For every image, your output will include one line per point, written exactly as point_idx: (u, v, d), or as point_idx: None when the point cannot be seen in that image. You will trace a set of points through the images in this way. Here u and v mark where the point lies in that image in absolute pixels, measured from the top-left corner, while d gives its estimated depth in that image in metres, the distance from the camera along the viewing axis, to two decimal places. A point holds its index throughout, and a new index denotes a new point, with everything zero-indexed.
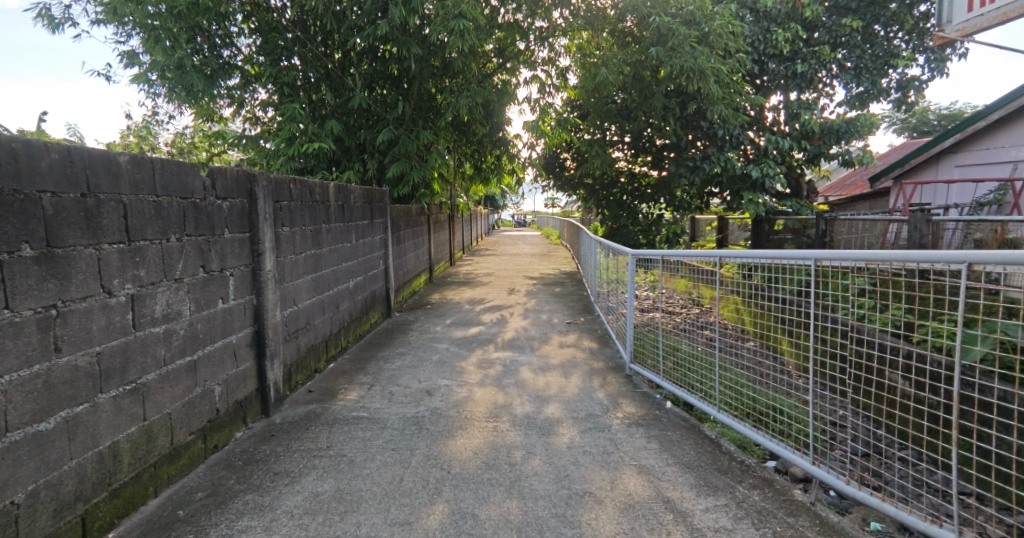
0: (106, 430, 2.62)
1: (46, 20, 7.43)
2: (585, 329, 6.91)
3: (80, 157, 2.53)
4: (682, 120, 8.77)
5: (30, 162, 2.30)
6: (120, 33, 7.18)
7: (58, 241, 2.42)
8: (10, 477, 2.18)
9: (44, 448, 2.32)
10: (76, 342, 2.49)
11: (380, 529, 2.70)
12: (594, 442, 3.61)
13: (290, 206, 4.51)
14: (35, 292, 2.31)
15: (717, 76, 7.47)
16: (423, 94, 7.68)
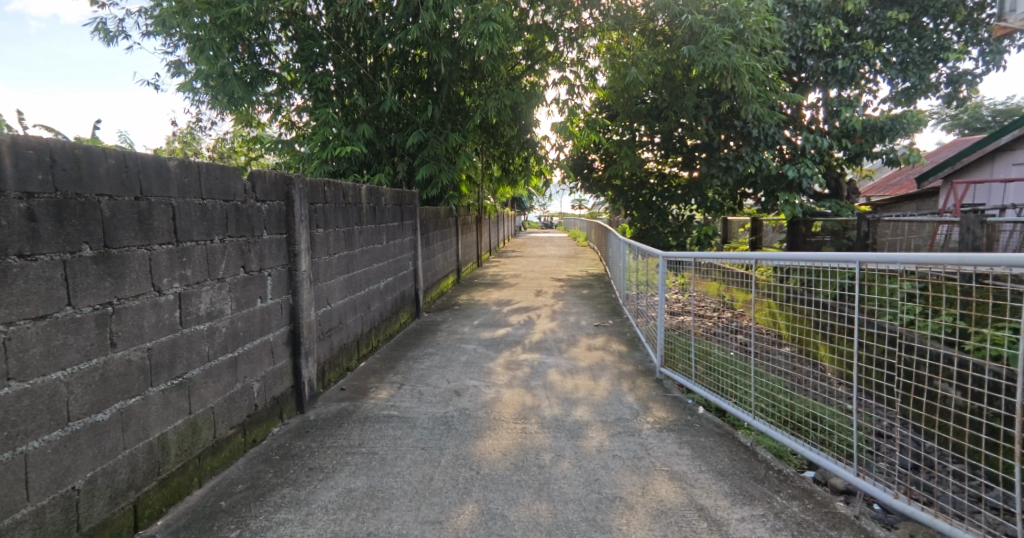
0: (156, 422, 2.70)
1: (102, 33, 7.79)
2: (614, 331, 6.85)
3: (134, 161, 2.61)
4: (715, 119, 8.60)
5: (90, 166, 2.38)
6: (168, 43, 7.45)
7: (115, 242, 2.50)
8: (71, 464, 2.26)
9: (101, 438, 2.40)
10: (130, 338, 2.56)
11: (412, 527, 2.71)
12: (624, 446, 3.56)
13: (325, 208, 4.58)
14: (94, 290, 2.39)
15: (752, 74, 7.33)
16: (452, 97, 7.72)
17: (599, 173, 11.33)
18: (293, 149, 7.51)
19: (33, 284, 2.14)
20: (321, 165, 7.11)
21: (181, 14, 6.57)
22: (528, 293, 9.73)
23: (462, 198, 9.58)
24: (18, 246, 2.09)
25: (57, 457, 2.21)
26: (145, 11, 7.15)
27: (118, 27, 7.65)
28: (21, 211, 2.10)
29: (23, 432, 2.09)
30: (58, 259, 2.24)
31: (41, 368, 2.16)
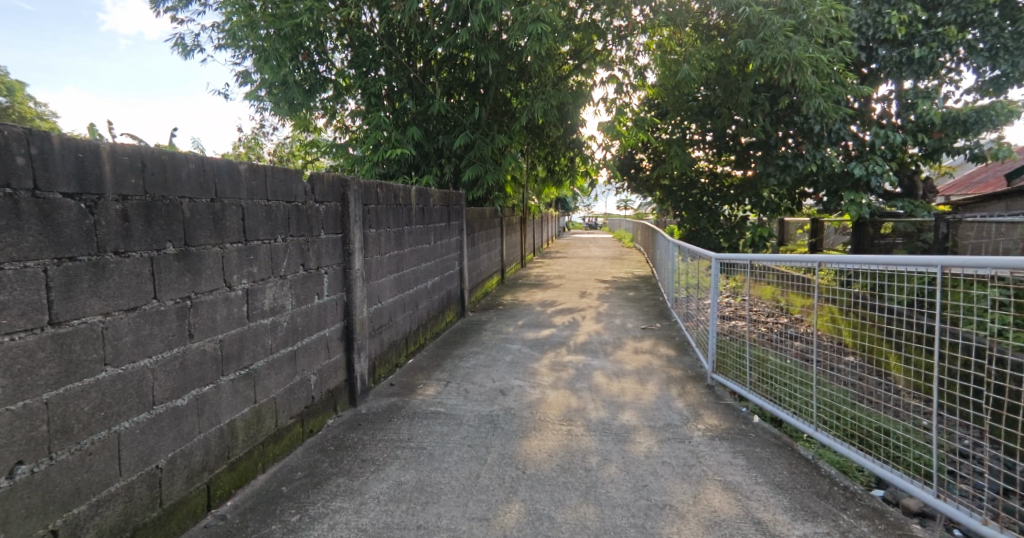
0: (226, 410, 2.82)
1: (181, 48, 8.36)
2: (662, 335, 6.67)
3: (210, 165, 2.70)
4: (772, 115, 8.25)
5: (173, 170, 2.49)
6: (237, 55, 7.90)
7: (194, 240, 2.60)
8: (155, 444, 2.39)
9: (180, 422, 2.52)
10: (205, 329, 2.68)
11: (460, 523, 2.69)
12: (673, 453, 3.44)
13: (378, 209, 4.65)
14: (176, 284, 2.50)
15: (815, 68, 6.99)
16: (499, 99, 7.76)
17: (647, 173, 11.12)
18: (346, 152, 7.71)
19: (126, 278, 2.25)
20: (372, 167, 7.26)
21: (248, 27, 6.95)
22: (572, 294, 9.63)
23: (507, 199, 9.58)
24: (114, 244, 2.20)
25: (144, 437, 2.34)
26: (218, 26, 7.72)
27: (195, 42, 8.26)
28: (117, 213, 2.21)
29: (117, 413, 2.21)
30: (147, 255, 2.34)
31: (132, 354, 2.28)
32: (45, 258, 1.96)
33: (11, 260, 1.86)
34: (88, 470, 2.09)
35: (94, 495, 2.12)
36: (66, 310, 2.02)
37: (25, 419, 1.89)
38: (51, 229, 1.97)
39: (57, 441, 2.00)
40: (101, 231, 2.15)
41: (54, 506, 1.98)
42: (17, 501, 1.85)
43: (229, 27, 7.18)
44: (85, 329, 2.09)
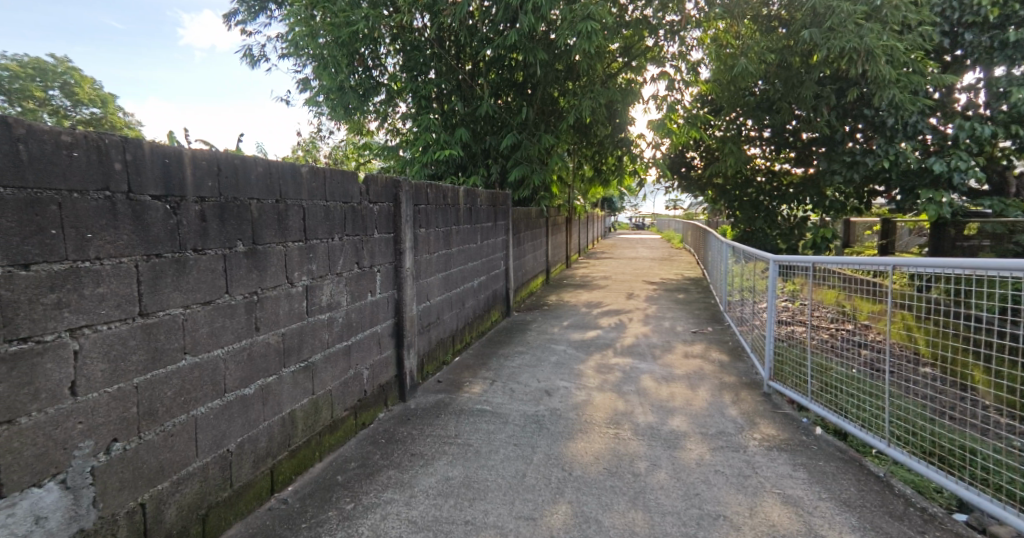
0: (287, 400, 2.90)
1: (250, 57, 9.15)
2: (715, 339, 6.42)
3: (275, 168, 2.77)
4: (839, 109, 7.88)
5: (244, 173, 2.56)
6: (298, 64, 8.27)
7: (261, 240, 2.68)
8: (226, 429, 2.49)
9: (247, 409, 2.62)
10: (270, 323, 2.77)
11: (507, 521, 2.65)
12: (727, 462, 3.28)
13: (427, 209, 4.66)
14: (245, 280, 2.59)
15: (889, 57, 6.57)
16: (546, 99, 7.69)
17: (699, 172, 10.80)
18: (396, 154, 7.82)
19: (203, 274, 2.35)
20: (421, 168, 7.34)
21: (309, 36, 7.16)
22: (619, 295, 9.43)
23: (553, 199, 9.48)
24: (193, 242, 2.29)
25: (217, 422, 2.45)
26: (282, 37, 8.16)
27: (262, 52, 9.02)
28: (195, 214, 2.30)
29: (194, 399, 2.33)
30: (220, 253, 2.43)
31: (207, 344, 2.38)
32: (136, 255, 2.05)
33: (107, 256, 1.95)
34: (169, 449, 2.21)
35: (175, 473, 2.24)
36: (153, 302, 2.13)
37: (119, 400, 2.00)
38: (141, 229, 2.07)
39: (144, 423, 2.10)
40: (183, 230, 2.24)
41: (142, 480, 2.09)
42: (112, 474, 1.98)
43: (291, 38, 7.54)
44: (169, 320, 2.19)
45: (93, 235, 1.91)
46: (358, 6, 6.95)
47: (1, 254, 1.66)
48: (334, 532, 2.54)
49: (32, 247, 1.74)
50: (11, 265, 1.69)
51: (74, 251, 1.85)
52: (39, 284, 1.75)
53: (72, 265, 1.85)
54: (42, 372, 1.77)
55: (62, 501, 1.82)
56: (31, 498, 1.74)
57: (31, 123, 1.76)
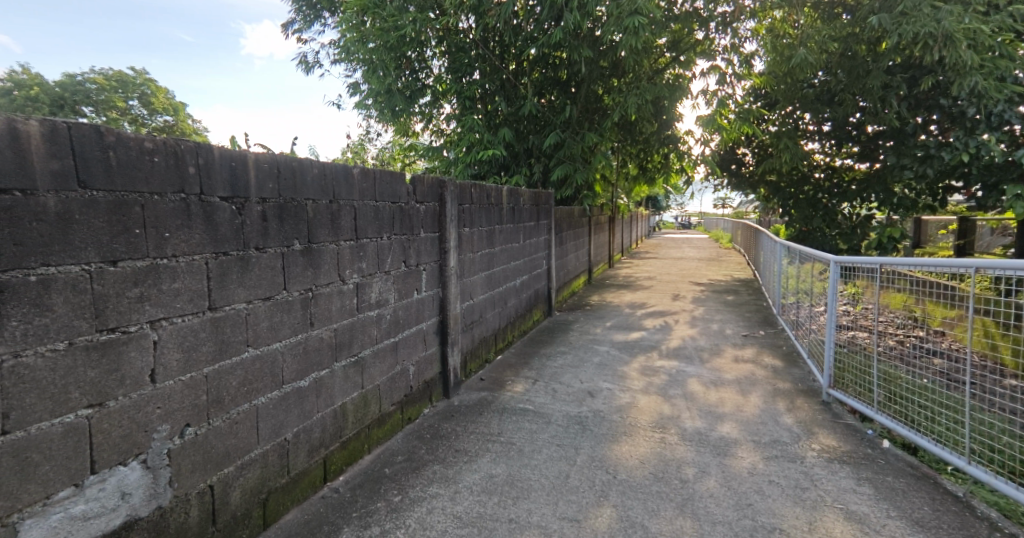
0: (339, 393, 2.92)
1: (304, 63, 9.43)
2: (767, 343, 6.14)
3: (329, 169, 2.78)
4: (911, 99, 7.47)
5: (301, 175, 2.58)
6: (349, 69, 8.44)
7: (316, 239, 2.71)
8: (284, 419, 2.53)
9: (303, 401, 2.65)
10: (324, 319, 2.79)
11: (551, 521, 2.58)
12: (783, 472, 3.10)
13: (471, 209, 4.63)
14: (302, 277, 2.61)
15: (971, 41, 6.15)
16: (590, 96, 7.57)
17: (750, 169, 10.40)
18: (440, 154, 7.84)
19: (264, 271, 2.39)
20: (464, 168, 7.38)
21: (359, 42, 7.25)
22: (664, 296, 9.18)
23: (596, 198, 9.31)
24: (256, 241, 2.32)
25: (275, 412, 2.49)
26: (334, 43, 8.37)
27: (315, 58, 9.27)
28: (258, 214, 2.33)
29: (255, 390, 2.37)
30: (279, 252, 2.46)
31: (267, 338, 2.42)
32: (206, 253, 2.09)
33: (182, 254, 2.00)
34: (234, 436, 2.27)
35: (238, 459, 2.29)
36: (220, 297, 2.17)
37: (191, 388, 2.07)
38: (211, 228, 2.11)
39: (213, 409, 2.17)
40: (247, 230, 2.27)
41: (211, 464, 2.17)
42: (185, 457, 2.06)
43: (343, 44, 7.70)
44: (234, 315, 2.24)
45: (171, 235, 1.96)
46: (406, 10, 7.02)
47: (94, 252, 1.73)
48: (381, 523, 2.53)
49: (120, 246, 1.80)
50: (101, 261, 1.75)
51: (154, 249, 1.90)
52: (125, 280, 1.82)
53: (153, 262, 1.90)
54: (127, 359, 1.84)
55: (143, 480, 1.91)
56: (118, 475, 1.83)
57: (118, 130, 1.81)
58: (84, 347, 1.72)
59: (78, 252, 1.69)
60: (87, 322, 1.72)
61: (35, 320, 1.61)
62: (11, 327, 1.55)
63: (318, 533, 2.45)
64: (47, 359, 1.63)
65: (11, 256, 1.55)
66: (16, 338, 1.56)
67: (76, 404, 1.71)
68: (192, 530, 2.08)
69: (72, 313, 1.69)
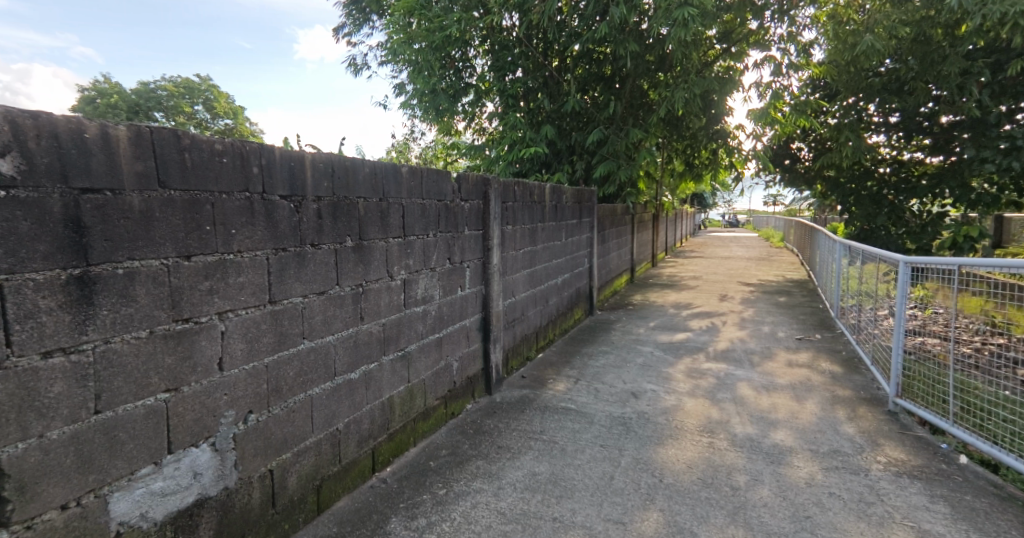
0: (386, 386, 2.93)
1: (353, 65, 9.64)
2: (823, 347, 5.85)
3: (379, 169, 2.79)
4: (994, 85, 7.05)
5: (353, 174, 2.60)
6: (395, 70, 8.56)
7: (367, 236, 2.72)
8: (336, 410, 2.56)
9: (353, 393, 2.67)
10: (374, 314, 2.80)
11: (596, 522, 2.52)
12: (844, 485, 2.92)
13: (514, 207, 4.59)
14: (353, 272, 2.63)
15: None
16: (635, 92, 7.44)
17: (807, 164, 9.95)
18: (482, 153, 7.83)
19: (319, 267, 2.41)
20: (506, 165, 7.33)
21: (404, 42, 7.31)
22: (712, 296, 8.91)
23: (640, 195, 9.09)
24: (312, 237, 2.35)
25: (329, 402, 2.52)
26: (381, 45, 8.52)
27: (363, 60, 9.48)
28: (314, 212, 2.35)
29: (309, 381, 2.39)
30: (332, 248, 2.48)
31: (321, 331, 2.45)
32: (267, 249, 2.13)
33: (247, 249, 2.04)
34: (291, 424, 2.30)
35: (294, 447, 2.33)
36: (280, 291, 2.20)
37: (253, 378, 2.11)
38: (271, 226, 2.14)
39: (272, 398, 2.21)
40: (303, 227, 2.30)
41: (271, 450, 2.21)
42: (248, 442, 2.10)
43: (390, 46, 7.78)
44: (291, 308, 2.27)
45: (236, 231, 1.99)
46: (451, 10, 7.05)
47: (172, 246, 1.77)
48: (427, 515, 2.53)
49: (194, 241, 1.84)
50: (177, 256, 1.80)
51: (223, 245, 1.94)
52: (198, 273, 1.86)
53: (221, 257, 1.94)
54: (198, 348, 1.89)
55: (213, 462, 1.96)
56: (191, 457, 1.88)
57: (190, 131, 1.85)
58: (163, 335, 1.77)
59: (158, 247, 1.73)
60: (165, 312, 1.77)
61: (122, 309, 1.66)
62: (102, 316, 1.61)
63: (367, 521, 2.46)
64: (131, 345, 1.68)
65: (102, 250, 1.60)
66: (105, 325, 1.61)
67: (156, 388, 1.76)
68: (254, 511, 2.13)
69: (153, 303, 1.73)
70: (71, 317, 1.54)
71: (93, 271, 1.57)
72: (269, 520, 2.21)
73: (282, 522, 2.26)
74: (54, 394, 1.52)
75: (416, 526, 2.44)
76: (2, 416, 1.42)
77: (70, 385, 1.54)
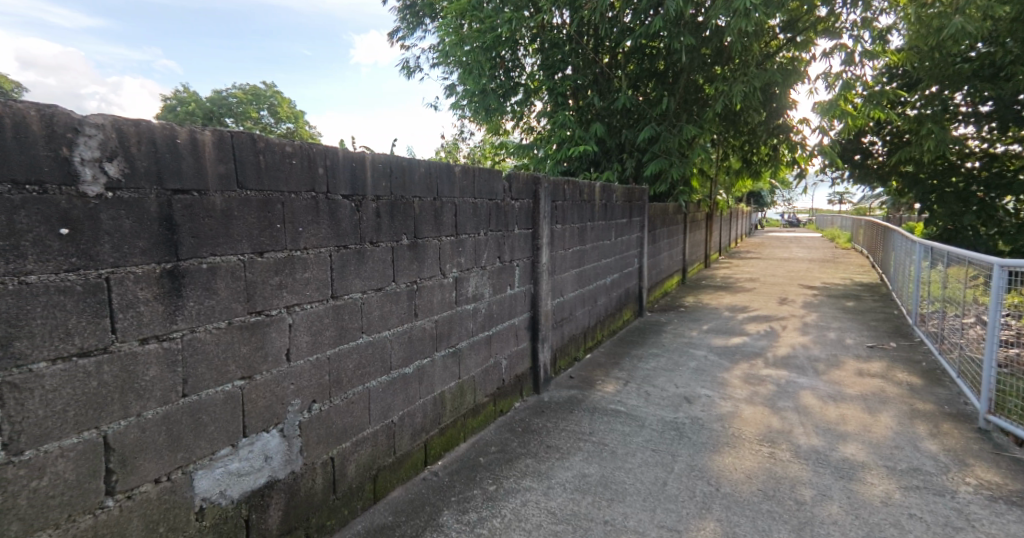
0: (438, 381, 2.97)
1: (406, 68, 9.84)
2: (899, 356, 5.50)
3: (433, 169, 2.83)
4: None
5: (409, 174, 2.65)
6: (446, 72, 8.68)
7: (421, 234, 2.77)
8: (391, 403, 2.62)
9: (407, 388, 2.73)
10: (427, 311, 2.85)
11: (649, 528, 2.47)
12: (927, 506, 2.74)
13: (564, 206, 4.57)
14: (408, 269, 2.68)
15: None
16: (690, 87, 7.23)
17: (880, 160, 9.40)
18: (530, 152, 7.77)
19: (378, 264, 2.47)
20: (555, 164, 7.31)
21: (454, 43, 7.41)
22: (770, 299, 8.58)
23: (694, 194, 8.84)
24: (371, 236, 2.41)
25: (385, 395, 2.58)
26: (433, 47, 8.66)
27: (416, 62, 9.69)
28: (372, 211, 2.41)
29: (366, 374, 2.46)
30: (389, 246, 2.54)
31: (378, 326, 2.51)
32: (330, 246, 2.20)
33: (312, 246, 2.11)
34: (351, 415, 2.37)
35: (353, 437, 2.39)
36: (341, 287, 2.27)
37: (317, 369, 2.19)
38: (334, 224, 2.21)
39: (334, 389, 2.29)
40: (363, 225, 2.36)
41: (332, 439, 2.28)
42: (312, 430, 2.18)
43: (441, 48, 7.90)
44: (352, 304, 2.34)
45: (303, 230, 2.07)
46: (502, 10, 7.07)
47: (247, 244, 1.86)
48: (478, 510, 2.55)
49: (267, 238, 1.93)
50: (252, 252, 1.88)
51: (291, 242, 2.02)
52: (270, 268, 1.94)
53: (289, 254, 2.02)
54: (268, 339, 1.97)
55: (281, 446, 2.05)
56: (263, 441, 1.97)
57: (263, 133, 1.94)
58: (240, 327, 1.86)
59: (236, 244, 1.82)
60: (241, 305, 1.86)
61: (205, 301, 1.75)
62: (189, 307, 1.70)
63: (420, 512, 2.51)
64: (212, 335, 1.78)
65: (190, 247, 1.69)
66: (191, 316, 1.71)
67: (233, 375, 1.86)
68: (317, 496, 2.21)
69: (231, 297, 1.82)
70: (163, 308, 1.64)
71: (183, 265, 1.67)
72: (330, 505, 2.29)
73: (341, 508, 2.34)
74: (150, 377, 1.62)
75: (468, 520, 2.47)
76: (107, 396, 1.52)
77: (162, 369, 1.64)
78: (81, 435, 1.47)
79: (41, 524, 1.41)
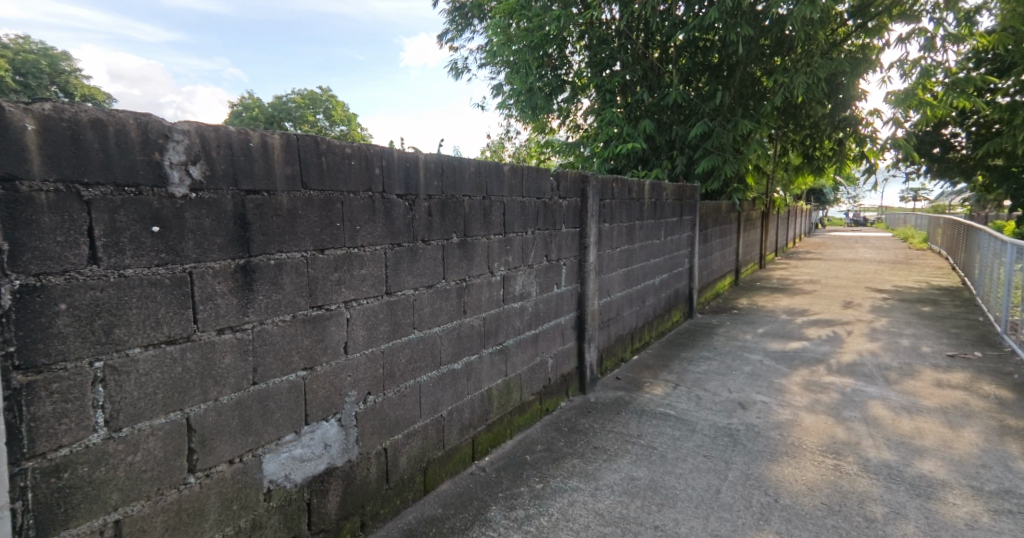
0: (486, 378, 3.03)
1: (455, 68, 9.99)
2: (985, 368, 5.14)
3: (482, 168, 2.88)
4: None
5: (459, 173, 2.70)
6: (493, 72, 8.76)
7: (470, 233, 2.82)
8: (441, 398, 2.69)
9: (455, 383, 2.79)
10: (476, 308, 2.91)
11: (701, 535, 2.45)
12: (1019, 531, 2.56)
13: (612, 205, 4.53)
14: (458, 267, 2.74)
15: None
16: (746, 80, 7.01)
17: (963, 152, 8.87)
18: (577, 150, 7.72)
19: (429, 262, 2.54)
20: (601, 162, 7.27)
21: (502, 43, 7.48)
22: (833, 303, 8.22)
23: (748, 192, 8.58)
24: (423, 234, 2.49)
25: (435, 390, 2.65)
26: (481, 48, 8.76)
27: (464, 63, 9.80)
28: (424, 210, 2.48)
29: (418, 368, 2.53)
30: (440, 244, 2.61)
31: (429, 322, 2.58)
32: (385, 244, 2.28)
33: (369, 244, 2.20)
34: (403, 407, 2.46)
35: (404, 429, 2.47)
36: (395, 284, 2.36)
37: (372, 362, 2.27)
38: (388, 222, 2.29)
39: (387, 382, 2.37)
40: (415, 224, 2.44)
41: (385, 430, 2.37)
42: (367, 420, 2.27)
43: (489, 48, 7.97)
44: (405, 300, 2.42)
45: (360, 228, 2.15)
46: (550, 8, 7.06)
47: (310, 241, 1.95)
48: (525, 507, 2.59)
49: (327, 236, 2.02)
50: (314, 249, 1.98)
51: (349, 240, 2.11)
52: (330, 264, 2.04)
53: (347, 251, 2.11)
54: (328, 332, 2.07)
55: (339, 435, 2.14)
56: (322, 429, 2.07)
57: (324, 135, 2.03)
58: (303, 320, 1.96)
59: (299, 241, 1.92)
60: (304, 299, 1.96)
61: (272, 295, 1.86)
62: (259, 301, 1.81)
63: (468, 506, 2.56)
64: (278, 327, 1.88)
65: (260, 243, 1.80)
66: (260, 309, 1.82)
67: (296, 366, 1.96)
68: (371, 485, 2.30)
69: (295, 291, 1.92)
70: (236, 301, 1.75)
71: (254, 261, 1.78)
72: (383, 494, 2.37)
73: (394, 498, 2.42)
74: (225, 365, 1.73)
75: (515, 517, 2.50)
76: (189, 381, 1.64)
77: (235, 357, 1.76)
78: (168, 416, 1.59)
79: (136, 495, 1.53)
